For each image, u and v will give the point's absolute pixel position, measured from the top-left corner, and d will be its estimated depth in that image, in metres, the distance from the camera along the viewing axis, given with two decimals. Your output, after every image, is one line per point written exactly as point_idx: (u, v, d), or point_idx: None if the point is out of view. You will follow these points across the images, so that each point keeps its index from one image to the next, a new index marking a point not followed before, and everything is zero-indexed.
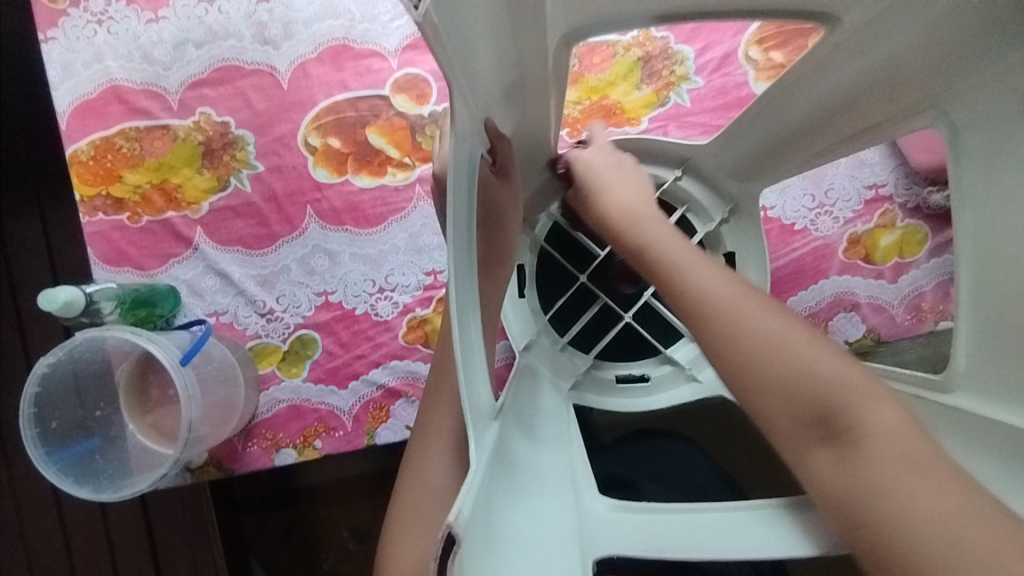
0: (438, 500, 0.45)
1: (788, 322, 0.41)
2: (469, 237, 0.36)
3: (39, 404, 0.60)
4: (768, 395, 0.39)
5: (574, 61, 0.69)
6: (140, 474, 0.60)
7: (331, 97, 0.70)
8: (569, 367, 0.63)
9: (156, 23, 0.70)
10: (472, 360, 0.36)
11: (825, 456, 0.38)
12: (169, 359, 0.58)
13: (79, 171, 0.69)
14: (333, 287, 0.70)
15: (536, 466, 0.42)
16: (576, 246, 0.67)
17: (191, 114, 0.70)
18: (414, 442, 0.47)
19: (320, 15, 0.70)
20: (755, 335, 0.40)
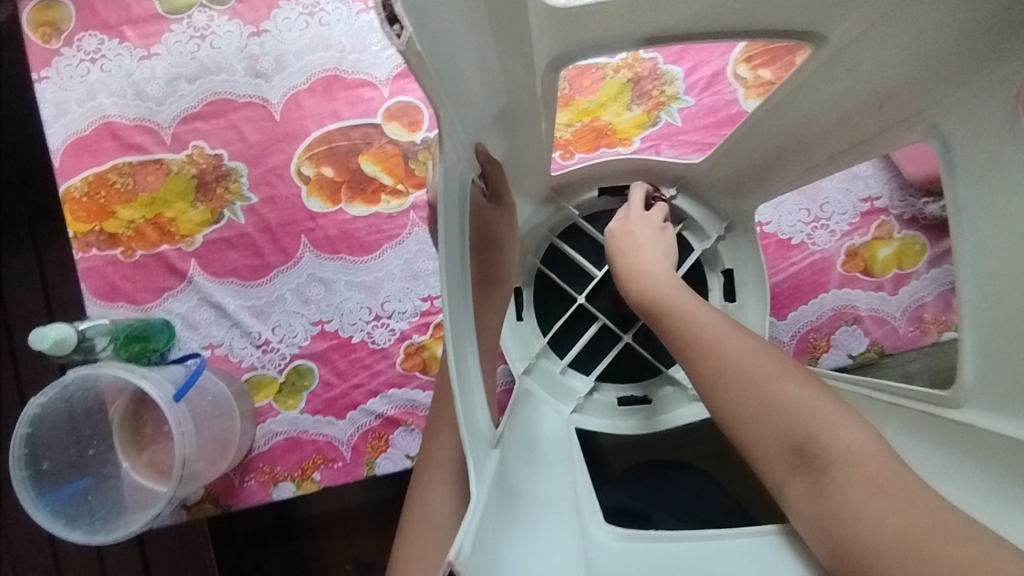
0: (442, 535, 0.43)
1: (759, 350, 0.42)
2: (465, 263, 0.35)
3: (30, 446, 0.59)
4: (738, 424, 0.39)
5: (565, 85, 0.70)
6: (135, 514, 0.59)
7: (323, 127, 0.71)
8: (569, 390, 0.62)
9: (149, 60, 0.71)
10: (469, 388, 0.35)
11: (801, 485, 0.37)
12: (161, 397, 0.57)
13: (72, 207, 0.69)
14: (329, 316, 0.69)
15: (539, 496, 0.40)
16: (573, 268, 0.66)
17: (185, 148, 0.71)
18: (417, 474, 0.46)
19: (311, 47, 0.71)
20: (724, 362, 0.41)
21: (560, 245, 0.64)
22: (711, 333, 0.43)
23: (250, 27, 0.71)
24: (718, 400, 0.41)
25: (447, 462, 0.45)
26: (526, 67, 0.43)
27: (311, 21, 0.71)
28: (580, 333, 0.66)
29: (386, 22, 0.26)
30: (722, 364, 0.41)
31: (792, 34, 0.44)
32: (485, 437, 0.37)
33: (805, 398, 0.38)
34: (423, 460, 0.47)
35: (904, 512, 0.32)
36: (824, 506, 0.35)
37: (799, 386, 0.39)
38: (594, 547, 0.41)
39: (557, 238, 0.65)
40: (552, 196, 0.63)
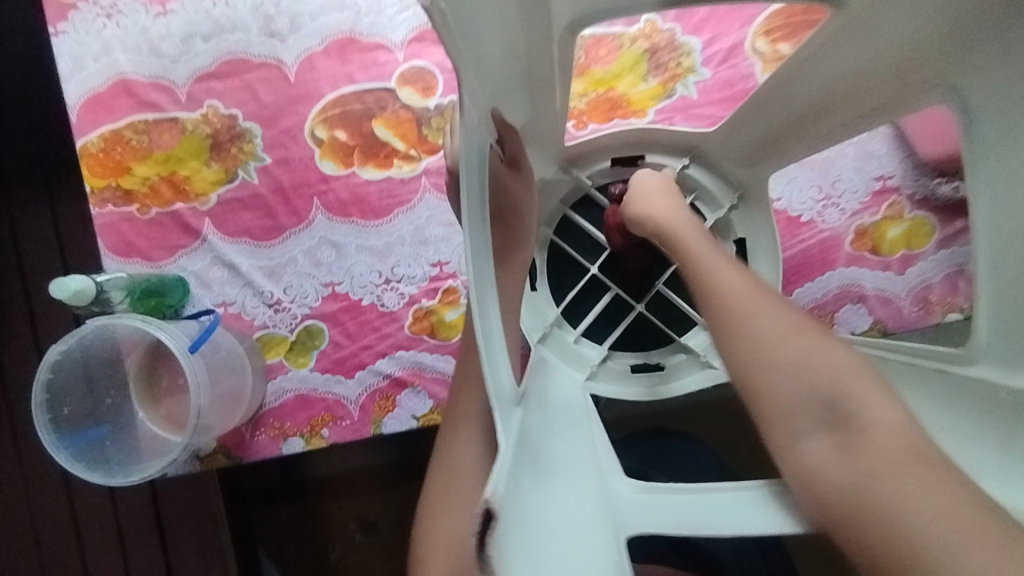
0: (471, 481, 0.45)
1: (799, 321, 0.42)
2: (487, 222, 0.36)
3: (51, 391, 0.61)
4: (762, 380, 0.39)
5: (580, 53, 0.70)
6: (153, 458, 0.61)
7: (338, 89, 0.71)
8: (581, 358, 0.62)
9: (164, 17, 0.71)
10: (494, 348, 0.36)
11: (823, 441, 0.37)
12: (178, 346, 0.58)
13: (89, 163, 0.70)
14: (339, 278, 0.70)
15: (558, 455, 0.41)
16: (584, 238, 0.67)
17: (200, 107, 0.71)
18: (445, 427, 0.48)
19: (326, 8, 0.70)
20: (761, 321, 0.41)
21: (572, 216, 0.65)
22: (748, 293, 0.43)
23: None
24: (750, 352, 0.40)
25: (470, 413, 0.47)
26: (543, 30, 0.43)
27: None
28: (593, 302, 0.66)
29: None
30: (757, 322, 0.41)
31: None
32: (508, 395, 0.38)
33: (846, 369, 0.38)
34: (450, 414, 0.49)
35: (941, 488, 0.31)
36: (848, 470, 0.35)
37: (837, 355, 0.39)
38: (614, 505, 0.41)
39: (570, 209, 0.65)
40: (563, 168, 0.64)
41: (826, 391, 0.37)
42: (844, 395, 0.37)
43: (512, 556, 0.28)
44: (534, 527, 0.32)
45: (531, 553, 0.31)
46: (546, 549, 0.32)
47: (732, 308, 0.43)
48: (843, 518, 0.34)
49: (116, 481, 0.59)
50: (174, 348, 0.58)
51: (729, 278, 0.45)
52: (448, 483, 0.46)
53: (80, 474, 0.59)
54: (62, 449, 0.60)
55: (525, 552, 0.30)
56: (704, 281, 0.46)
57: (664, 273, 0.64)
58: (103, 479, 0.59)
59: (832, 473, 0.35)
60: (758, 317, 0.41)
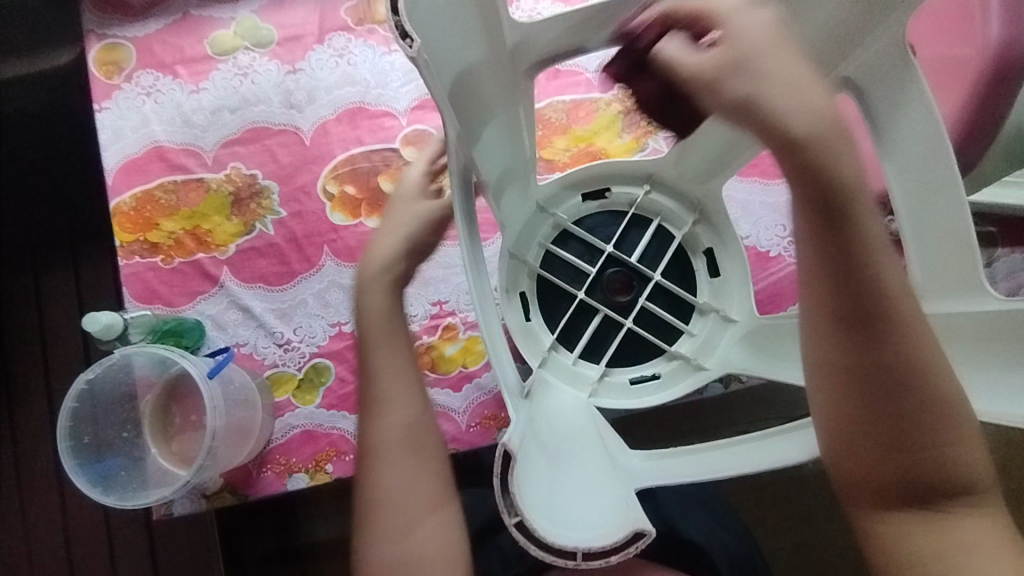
0: (400, 504, 0.49)
1: (952, 374, 0.39)
2: (476, 246, 0.50)
3: (75, 418, 0.66)
4: (898, 453, 0.39)
5: (563, 116, 0.79)
6: (160, 485, 0.66)
7: (348, 151, 0.79)
8: (583, 378, 0.68)
9: (197, 94, 0.81)
10: (495, 352, 0.51)
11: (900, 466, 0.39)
12: (198, 372, 0.65)
13: (120, 220, 0.77)
14: (346, 318, 0.76)
15: (567, 438, 0.52)
16: (568, 267, 0.71)
17: (224, 168, 0.79)
18: (369, 454, 0.51)
19: (339, 84, 0.81)
20: (927, 398, 0.38)
21: (553, 249, 0.70)
22: (921, 353, 0.38)
23: (287, 66, 0.81)
24: (903, 428, 0.38)
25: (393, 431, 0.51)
26: (515, 79, 0.52)
27: (341, 62, 0.81)
28: (584, 325, 0.70)
29: (399, 36, 0.36)
30: (923, 397, 0.38)
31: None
32: (512, 389, 0.51)
33: (978, 444, 0.39)
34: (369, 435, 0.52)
35: (1007, 555, 0.40)
36: (938, 532, 0.40)
37: (972, 428, 0.39)
38: (625, 470, 0.50)
39: (550, 244, 0.71)
40: (539, 210, 0.71)
41: (950, 467, 0.39)
42: (966, 470, 0.39)
43: (537, 493, 0.40)
44: (550, 482, 0.44)
45: (553, 503, 0.41)
46: (568, 501, 0.43)
47: (900, 378, 0.38)
48: (913, 571, 0.40)
49: (127, 504, 0.63)
50: (196, 373, 0.65)
51: (904, 324, 0.37)
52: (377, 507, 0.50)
53: (95, 498, 0.64)
54: (81, 474, 0.65)
55: (550, 499, 0.41)
56: (875, 329, 0.37)
57: (644, 290, 0.69)
58: (118, 502, 0.64)
59: (919, 533, 0.40)
60: (922, 389, 0.38)
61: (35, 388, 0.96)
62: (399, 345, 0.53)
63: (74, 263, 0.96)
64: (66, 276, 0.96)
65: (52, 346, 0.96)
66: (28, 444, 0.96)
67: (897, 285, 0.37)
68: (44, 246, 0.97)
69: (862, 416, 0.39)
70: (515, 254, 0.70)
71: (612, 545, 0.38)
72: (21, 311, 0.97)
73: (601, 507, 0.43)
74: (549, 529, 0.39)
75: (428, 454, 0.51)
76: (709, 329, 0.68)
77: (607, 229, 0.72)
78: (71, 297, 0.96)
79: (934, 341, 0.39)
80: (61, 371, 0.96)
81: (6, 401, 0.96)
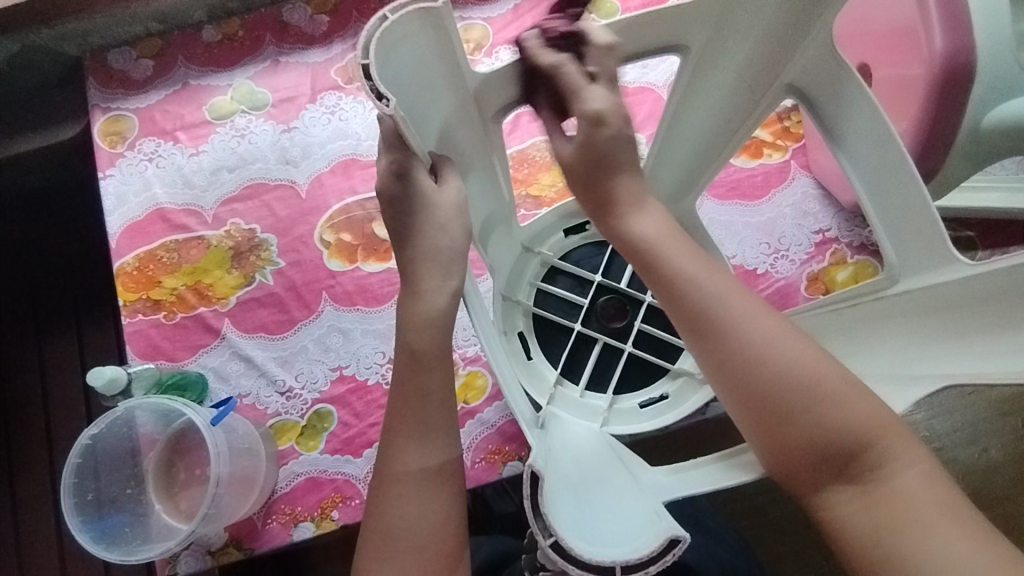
0: (399, 543, 0.46)
1: (827, 371, 0.41)
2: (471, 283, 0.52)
3: (80, 475, 0.68)
4: (775, 431, 0.41)
5: (546, 154, 0.83)
6: (160, 540, 0.65)
7: (343, 201, 0.82)
8: (593, 409, 0.68)
9: (197, 156, 0.85)
10: (508, 384, 0.54)
11: (842, 489, 0.40)
12: (202, 420, 0.65)
13: (124, 280, 0.80)
14: (346, 361, 0.76)
15: (584, 464, 0.52)
16: (560, 301, 0.72)
17: (224, 226, 0.82)
18: (376, 490, 0.48)
19: (332, 138, 0.85)
20: (788, 372, 0.40)
21: (544, 286, 0.71)
22: (767, 329, 0.42)
23: (282, 125, 0.85)
24: (772, 407, 0.40)
25: (408, 471, 0.46)
26: (492, 120, 0.56)
27: (333, 118, 0.86)
28: (586, 357, 0.71)
29: (375, 97, 0.38)
30: (782, 372, 0.40)
31: (678, 54, 0.55)
32: (529, 420, 0.55)
33: (866, 414, 0.40)
34: (382, 469, 0.48)
35: (959, 529, 0.37)
36: (869, 514, 0.39)
37: (860, 399, 0.40)
38: (648, 487, 0.50)
39: (540, 281, 0.72)
40: (525, 250, 0.73)
41: (851, 437, 0.40)
42: (865, 439, 0.39)
43: (568, 516, 0.42)
44: (578, 502, 0.45)
45: (583, 518, 0.43)
46: (599, 516, 0.44)
47: (753, 350, 0.41)
48: (856, 556, 0.39)
49: (126, 560, 0.63)
50: (200, 422, 0.65)
51: (733, 307, 0.43)
52: (377, 549, 0.46)
53: (98, 554, 0.64)
54: (84, 532, 0.65)
55: (582, 524, 0.42)
56: (712, 318, 0.43)
57: (638, 314, 0.71)
58: (118, 558, 0.63)
59: (856, 520, 0.39)
60: (785, 366, 0.41)
61: (36, 458, 0.96)
62: (423, 371, 0.48)
63: (77, 330, 0.98)
64: (69, 343, 0.97)
65: (54, 416, 0.96)
66: (27, 518, 0.94)
67: (717, 284, 0.44)
68: (49, 314, 0.99)
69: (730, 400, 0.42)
70: (508, 295, 0.71)
71: (649, 555, 0.39)
72: (23, 383, 0.97)
73: (635, 524, 0.42)
74: (590, 548, 0.40)
75: (432, 482, 0.47)
76: None
77: (593, 260, 0.73)
78: (74, 365, 0.97)
79: (778, 319, 0.43)
80: (62, 440, 0.96)
81: (7, 475, 0.95)
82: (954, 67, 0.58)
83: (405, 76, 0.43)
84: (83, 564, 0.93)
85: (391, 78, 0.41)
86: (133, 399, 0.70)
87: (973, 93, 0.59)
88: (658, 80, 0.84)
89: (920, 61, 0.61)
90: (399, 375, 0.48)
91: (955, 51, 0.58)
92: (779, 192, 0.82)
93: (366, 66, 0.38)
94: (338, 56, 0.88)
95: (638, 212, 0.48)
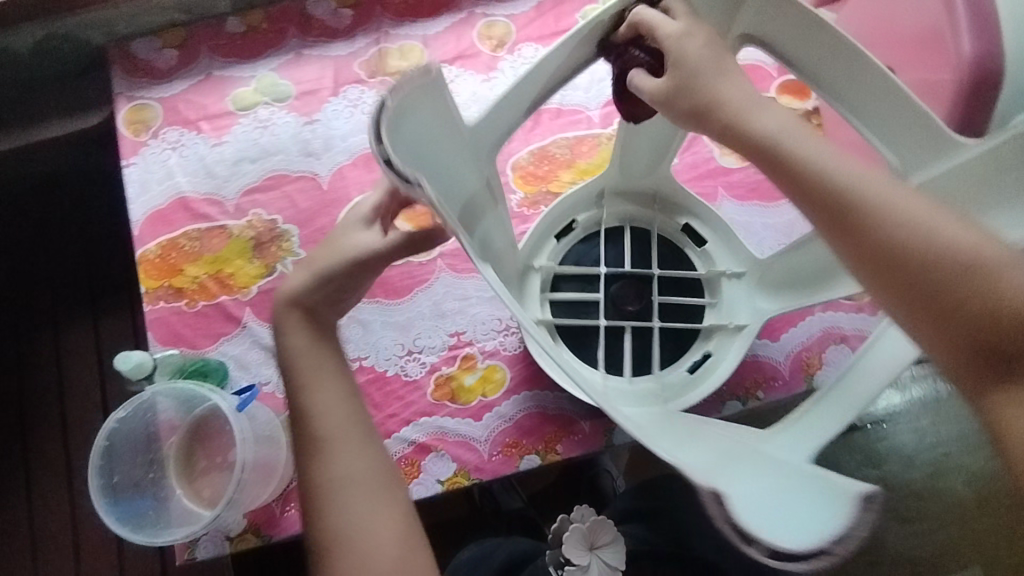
0: (350, 548, 0.47)
1: (987, 252, 0.41)
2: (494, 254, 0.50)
3: (107, 456, 0.69)
4: (954, 330, 0.41)
5: (567, 151, 0.84)
6: (184, 524, 0.66)
7: (364, 194, 0.83)
8: (648, 387, 0.65)
9: (219, 146, 0.85)
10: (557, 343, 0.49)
11: (1007, 378, 0.40)
12: (228, 406, 0.66)
13: (147, 267, 0.80)
14: (366, 352, 0.77)
15: (718, 448, 0.42)
16: (573, 305, 0.71)
17: (245, 216, 0.83)
18: (314, 502, 0.49)
19: (354, 132, 0.85)
20: (941, 244, 0.41)
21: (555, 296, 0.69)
22: (914, 205, 0.42)
23: (305, 118, 0.86)
24: (935, 289, 0.41)
25: (347, 477, 0.49)
26: None
27: (355, 111, 0.86)
28: (620, 348, 0.70)
29: (404, 180, 0.39)
30: (943, 258, 0.41)
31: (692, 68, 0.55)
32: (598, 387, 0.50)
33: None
34: (318, 481, 0.49)
35: None
36: None
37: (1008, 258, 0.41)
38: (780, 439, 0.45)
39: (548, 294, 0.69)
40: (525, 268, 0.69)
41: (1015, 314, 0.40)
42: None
43: (748, 499, 0.36)
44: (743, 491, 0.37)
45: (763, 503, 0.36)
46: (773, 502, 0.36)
47: (911, 224, 0.41)
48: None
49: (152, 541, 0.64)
50: (225, 408, 0.66)
51: (878, 186, 0.42)
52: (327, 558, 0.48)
53: (123, 536, 0.65)
54: (110, 512, 0.66)
55: (769, 503, 0.36)
56: (859, 207, 0.42)
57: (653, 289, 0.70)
58: (144, 540, 0.64)
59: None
60: (947, 250, 0.41)
61: (51, 442, 0.96)
62: (328, 381, 0.52)
63: (95, 315, 0.98)
64: (87, 329, 0.98)
65: (70, 401, 0.97)
66: (42, 502, 0.95)
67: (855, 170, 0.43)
68: (65, 300, 0.99)
69: (903, 292, 0.42)
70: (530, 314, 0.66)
71: (850, 525, 0.35)
72: (41, 367, 0.98)
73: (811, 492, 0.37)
74: (791, 536, 0.35)
75: (378, 485, 0.49)
76: (728, 293, 0.70)
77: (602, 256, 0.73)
78: (92, 350, 0.98)
79: (918, 196, 0.43)
80: (78, 425, 0.96)
81: (23, 459, 0.96)
82: (982, 72, 0.59)
83: (419, 151, 0.43)
84: (98, 547, 0.94)
85: (410, 150, 0.41)
86: (156, 385, 0.71)
87: (999, 98, 0.59)
88: None
89: (947, 64, 0.61)
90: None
91: (982, 56, 0.59)
92: None
93: (390, 156, 0.39)
94: (361, 50, 0.89)
95: (755, 114, 0.46)
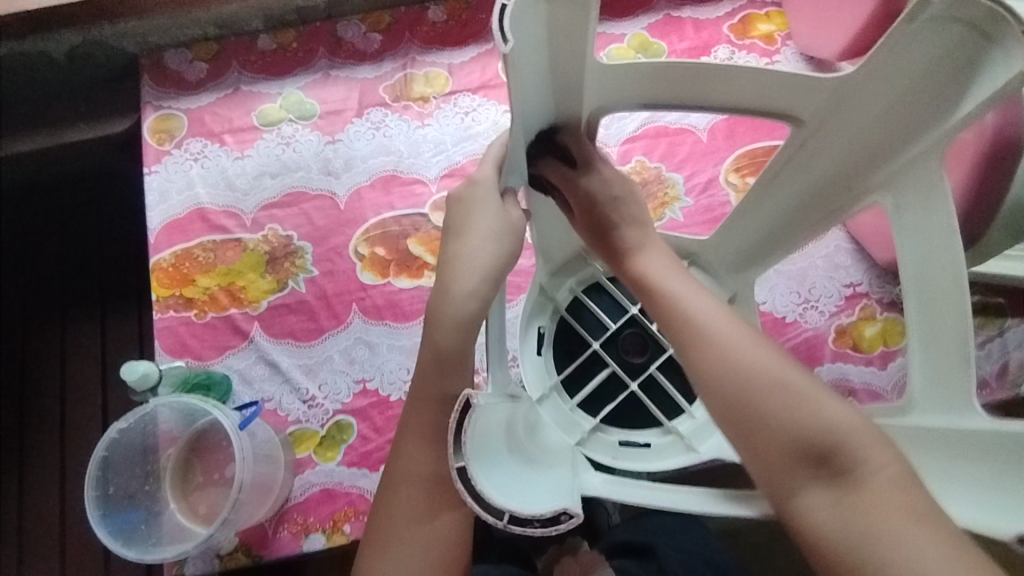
0: (408, 550, 0.45)
1: (800, 376, 0.39)
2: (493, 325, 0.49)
3: (104, 467, 0.68)
4: (758, 439, 0.38)
5: None
6: (181, 541, 0.65)
7: (380, 215, 0.84)
8: (704, 425, 0.64)
9: (241, 160, 0.86)
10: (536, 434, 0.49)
11: (816, 493, 0.36)
12: (231, 424, 0.66)
13: (160, 275, 0.81)
14: (370, 375, 0.77)
15: None
16: (596, 394, 0.68)
17: (262, 230, 0.83)
18: (385, 482, 0.48)
19: (374, 154, 0.86)
20: (752, 367, 0.39)
21: (581, 397, 0.66)
22: (742, 335, 0.41)
23: (327, 137, 0.87)
24: (742, 408, 0.38)
25: (417, 473, 0.46)
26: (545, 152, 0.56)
27: (377, 134, 0.87)
28: (657, 393, 0.68)
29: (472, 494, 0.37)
30: (749, 373, 0.39)
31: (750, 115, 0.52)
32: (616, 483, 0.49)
33: (838, 414, 0.37)
34: (393, 467, 0.47)
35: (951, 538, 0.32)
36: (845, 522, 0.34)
37: (839, 401, 0.38)
38: None
39: (575, 401, 0.66)
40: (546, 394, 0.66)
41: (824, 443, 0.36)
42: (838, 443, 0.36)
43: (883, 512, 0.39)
44: None
45: None
46: None
47: (730, 353, 0.40)
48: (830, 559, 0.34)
49: (146, 559, 0.63)
50: (228, 425, 0.65)
51: (709, 315, 0.42)
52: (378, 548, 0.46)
53: (115, 551, 0.64)
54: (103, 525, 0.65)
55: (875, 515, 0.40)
56: (683, 326, 0.43)
57: (645, 324, 0.68)
58: (136, 556, 0.63)
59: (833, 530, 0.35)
60: (750, 365, 0.39)
61: (48, 440, 0.96)
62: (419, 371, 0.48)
63: (103, 317, 0.99)
64: (93, 331, 0.99)
65: (70, 402, 0.97)
66: (33, 501, 0.94)
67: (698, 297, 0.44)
68: (75, 299, 1.00)
69: (711, 393, 0.40)
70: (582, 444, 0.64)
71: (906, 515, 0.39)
72: (44, 365, 0.98)
73: None
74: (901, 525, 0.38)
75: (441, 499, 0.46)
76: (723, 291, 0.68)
77: (613, 308, 0.70)
78: (97, 351, 0.98)
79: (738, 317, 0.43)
80: (77, 425, 0.96)
81: (19, 456, 0.96)
82: (1005, 139, 0.59)
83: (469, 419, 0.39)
84: (83, 552, 0.92)
85: (534, 497, 0.40)
86: (159, 396, 0.70)
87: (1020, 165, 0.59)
88: (699, 122, 0.86)
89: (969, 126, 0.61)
90: (425, 401, 0.47)
91: (1006, 122, 0.59)
92: (813, 243, 0.82)
93: (511, 511, 0.37)
94: (387, 74, 0.90)
95: (636, 249, 0.51)
